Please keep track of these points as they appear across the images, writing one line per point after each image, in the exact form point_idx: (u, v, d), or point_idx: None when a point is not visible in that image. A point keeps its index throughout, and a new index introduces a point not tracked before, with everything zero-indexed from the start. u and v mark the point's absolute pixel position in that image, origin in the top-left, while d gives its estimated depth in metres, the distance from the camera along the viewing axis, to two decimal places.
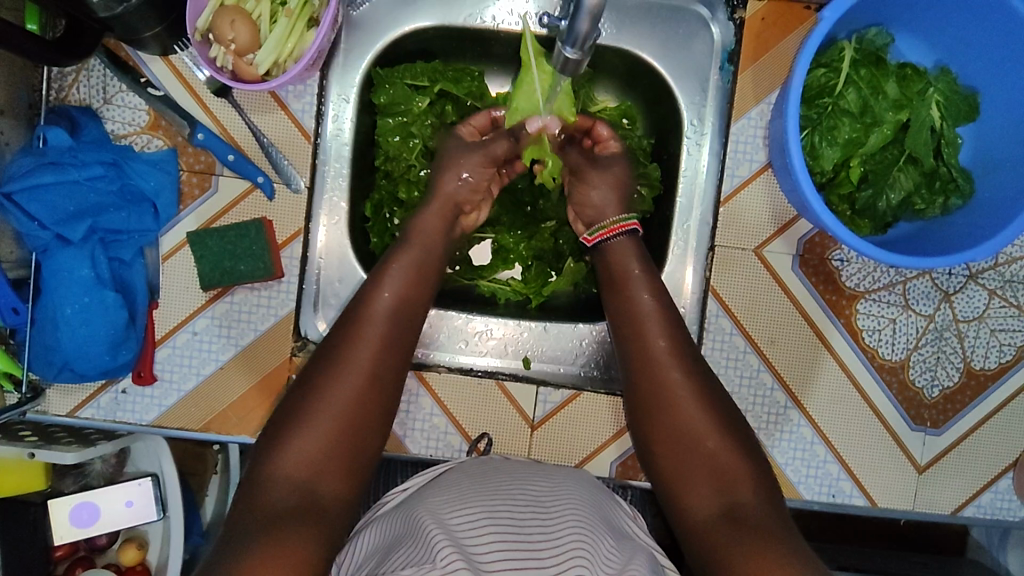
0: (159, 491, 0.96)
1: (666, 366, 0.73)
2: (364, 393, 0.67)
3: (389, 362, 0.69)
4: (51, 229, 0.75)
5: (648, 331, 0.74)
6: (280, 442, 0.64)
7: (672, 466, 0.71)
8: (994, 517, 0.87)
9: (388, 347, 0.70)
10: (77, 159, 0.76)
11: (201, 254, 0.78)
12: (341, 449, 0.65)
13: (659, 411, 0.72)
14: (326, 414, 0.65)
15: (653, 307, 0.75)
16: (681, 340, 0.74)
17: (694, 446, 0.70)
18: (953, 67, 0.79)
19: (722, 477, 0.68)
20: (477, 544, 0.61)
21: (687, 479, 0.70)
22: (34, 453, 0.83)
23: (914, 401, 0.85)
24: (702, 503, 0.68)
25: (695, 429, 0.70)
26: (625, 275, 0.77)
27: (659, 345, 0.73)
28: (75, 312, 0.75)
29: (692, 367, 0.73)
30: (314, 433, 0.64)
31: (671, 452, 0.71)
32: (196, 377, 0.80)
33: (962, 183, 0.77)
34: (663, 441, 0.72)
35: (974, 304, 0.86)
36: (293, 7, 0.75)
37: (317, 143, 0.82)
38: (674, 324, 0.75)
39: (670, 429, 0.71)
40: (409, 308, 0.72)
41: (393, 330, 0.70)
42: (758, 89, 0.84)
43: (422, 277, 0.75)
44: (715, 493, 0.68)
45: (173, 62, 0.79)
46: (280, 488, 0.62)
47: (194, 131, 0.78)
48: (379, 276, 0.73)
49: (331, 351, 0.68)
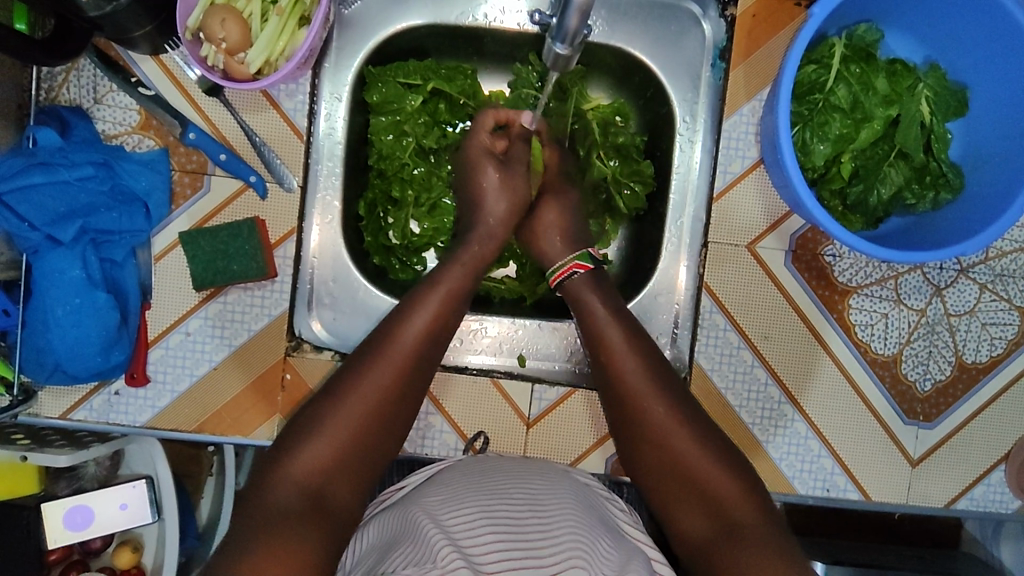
0: (153, 493, 0.96)
1: (644, 398, 0.71)
2: (387, 408, 0.67)
3: (414, 378, 0.69)
4: (42, 230, 0.75)
5: (622, 366, 0.73)
6: (295, 444, 0.64)
7: (671, 501, 0.70)
8: (988, 510, 0.87)
9: (415, 366, 0.69)
10: (67, 159, 0.76)
11: (193, 254, 0.78)
12: (357, 454, 0.65)
13: (649, 447, 0.71)
14: (347, 425, 0.65)
15: (623, 343, 0.74)
16: (659, 373, 0.73)
17: (687, 474, 0.69)
18: (942, 62, 0.80)
19: (713, 503, 0.67)
20: (474, 541, 0.61)
21: (677, 508, 0.70)
22: (27, 456, 0.86)
23: (907, 395, 0.86)
24: (697, 528, 0.68)
25: (685, 457, 0.69)
26: (595, 318, 0.76)
27: (635, 379, 0.72)
28: (67, 313, 0.75)
29: (671, 398, 0.72)
30: (331, 441, 0.64)
31: (668, 481, 0.70)
32: (189, 377, 0.80)
33: (952, 176, 0.78)
34: (652, 461, 0.71)
35: (965, 298, 0.86)
36: (284, 5, 0.74)
37: (310, 142, 0.82)
38: (645, 351, 0.74)
39: (670, 467, 0.70)
40: (438, 329, 0.71)
41: (422, 349, 0.69)
42: (749, 84, 0.83)
43: (457, 293, 0.73)
44: (710, 518, 0.67)
45: (163, 61, 0.79)
46: (290, 489, 0.62)
47: (186, 130, 0.78)
48: (416, 295, 0.72)
49: (358, 362, 0.68)
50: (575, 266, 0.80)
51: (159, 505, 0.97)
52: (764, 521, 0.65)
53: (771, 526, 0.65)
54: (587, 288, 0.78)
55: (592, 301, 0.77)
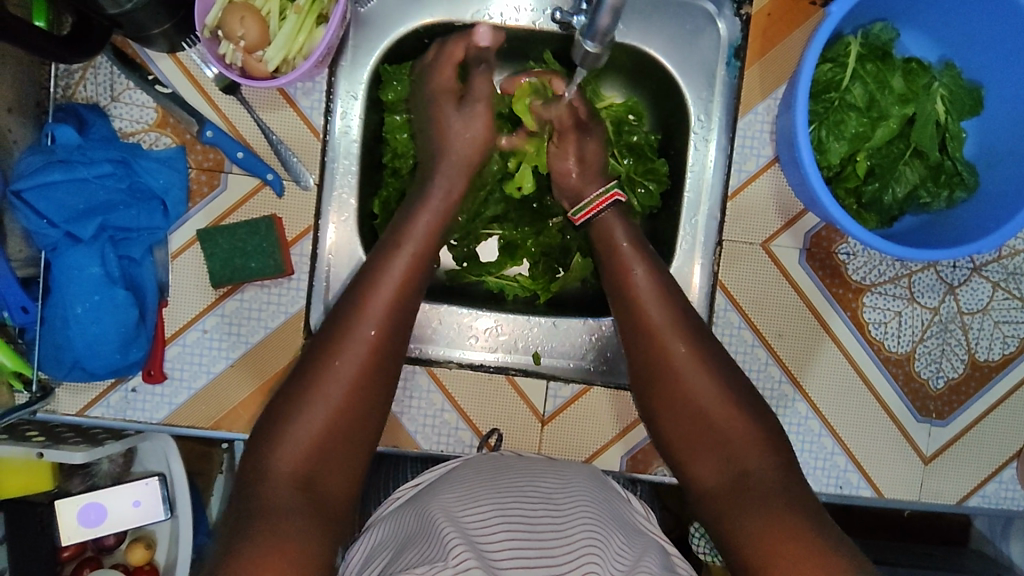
0: (166, 490, 0.96)
1: (667, 340, 0.71)
2: (358, 384, 0.66)
3: (385, 348, 0.68)
4: (61, 227, 0.75)
5: (645, 305, 0.73)
6: (272, 435, 0.63)
7: (681, 447, 0.69)
8: (1000, 507, 0.88)
9: (383, 334, 0.68)
10: (86, 157, 0.76)
11: (211, 251, 0.78)
12: (340, 434, 0.64)
13: (663, 390, 0.71)
14: (320, 407, 0.64)
15: (646, 282, 0.74)
16: (681, 312, 0.73)
17: (700, 418, 0.69)
18: (957, 61, 0.80)
19: (725, 451, 0.67)
20: (489, 540, 0.61)
21: (688, 456, 0.69)
22: (43, 454, 0.84)
23: (920, 393, 0.86)
24: (710, 476, 0.67)
25: (700, 400, 0.69)
26: (622, 254, 0.76)
27: (658, 313, 0.72)
28: (87, 310, 0.75)
29: (694, 337, 0.71)
30: (306, 424, 0.63)
31: (682, 425, 0.69)
32: (206, 374, 0.80)
33: (967, 176, 0.78)
34: (665, 406, 0.71)
35: (978, 296, 0.86)
36: (302, 3, 0.74)
37: (327, 141, 0.82)
38: (668, 291, 0.74)
39: (682, 412, 0.69)
40: (405, 292, 0.70)
41: (390, 315, 0.68)
42: (764, 83, 0.84)
43: (426, 255, 0.73)
44: (721, 465, 0.67)
45: (180, 58, 0.79)
46: (277, 481, 0.61)
47: (203, 128, 0.78)
48: (377, 262, 0.71)
49: (325, 341, 0.67)
50: (615, 195, 0.79)
51: (173, 503, 0.97)
52: (778, 466, 0.66)
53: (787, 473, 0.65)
54: (616, 223, 0.78)
55: (621, 233, 0.78)
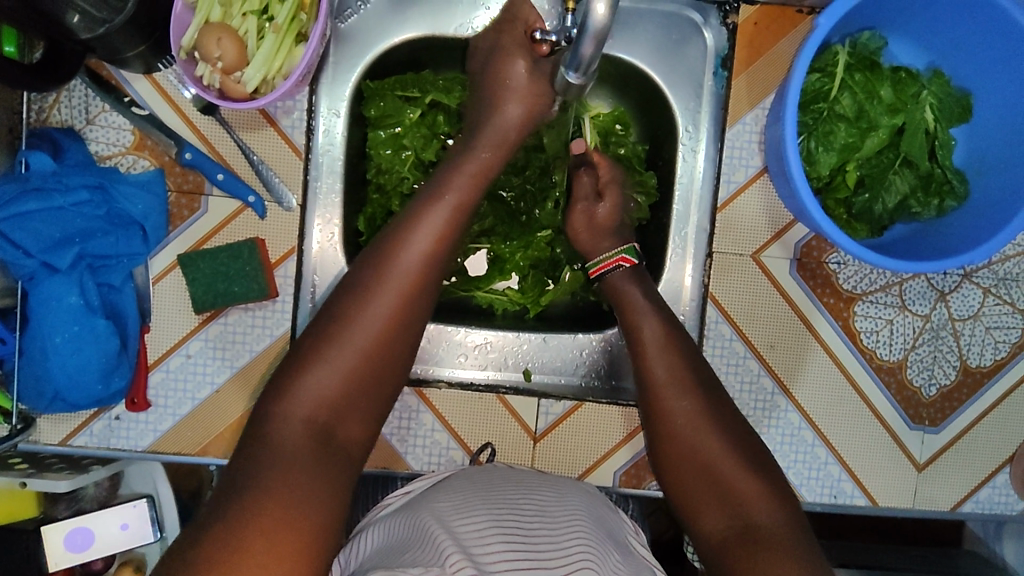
0: (154, 511, 0.95)
1: (670, 392, 0.70)
2: (390, 333, 0.64)
3: (417, 299, 0.65)
4: (37, 257, 0.73)
5: (651, 357, 0.72)
6: (294, 376, 0.61)
7: (690, 496, 0.68)
8: (993, 512, 0.87)
9: (414, 290, 0.65)
10: (61, 184, 0.74)
11: (193, 277, 0.77)
12: (365, 381, 0.63)
13: (670, 444, 0.70)
14: (348, 352, 0.62)
15: (656, 333, 0.74)
16: (688, 362, 0.72)
17: (706, 471, 0.67)
18: (945, 68, 0.79)
19: (732, 503, 0.66)
20: (483, 547, 0.60)
21: (697, 507, 0.68)
22: (27, 483, 0.84)
23: (912, 401, 0.86)
24: (716, 528, 0.66)
25: (706, 453, 0.68)
26: (633, 309, 0.76)
27: (661, 364, 0.72)
28: (66, 341, 0.74)
29: (700, 387, 0.71)
30: (334, 368, 0.62)
31: (691, 477, 0.68)
32: (191, 400, 0.78)
33: (957, 184, 0.78)
34: (677, 458, 0.69)
35: (969, 303, 0.86)
36: (280, 22, 0.72)
37: (309, 159, 0.80)
38: (676, 338, 0.73)
39: (688, 461, 0.68)
40: (437, 259, 0.66)
41: (423, 273, 0.65)
42: (751, 93, 0.83)
43: (457, 227, 0.68)
44: (727, 517, 0.65)
45: (157, 79, 0.77)
46: (295, 426, 0.60)
47: (182, 150, 0.77)
48: (406, 225, 0.67)
49: (359, 286, 0.64)
50: (620, 260, 0.79)
51: (161, 523, 0.96)
52: (783, 520, 0.64)
53: (790, 523, 0.64)
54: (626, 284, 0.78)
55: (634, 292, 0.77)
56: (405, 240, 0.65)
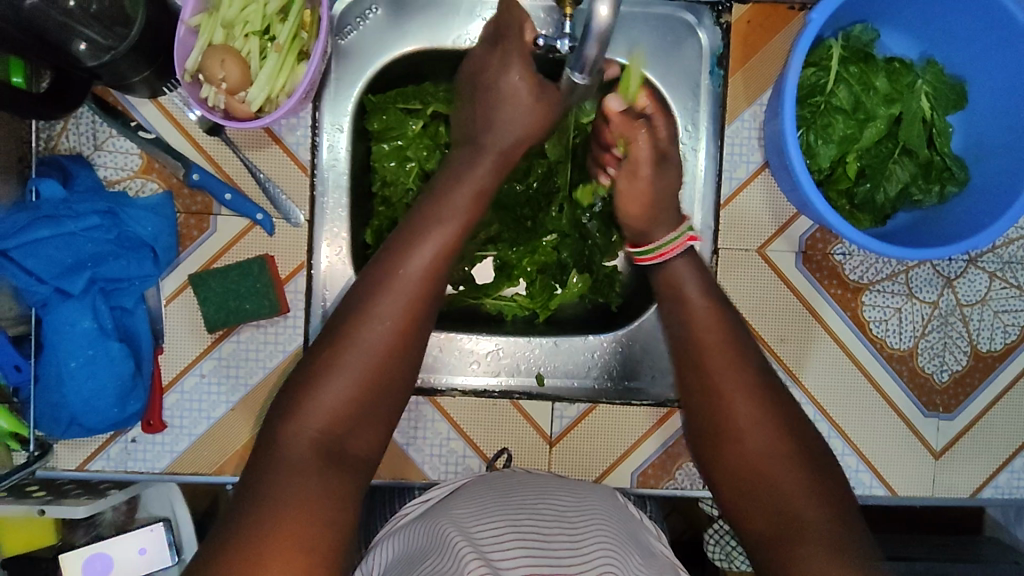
0: (171, 534, 0.95)
1: (720, 379, 0.66)
2: (395, 343, 0.62)
3: (423, 306, 0.64)
4: (50, 284, 0.74)
5: (704, 340, 0.68)
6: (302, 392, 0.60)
7: (738, 493, 0.65)
8: (1012, 496, 0.87)
9: (417, 296, 0.63)
10: (72, 211, 0.75)
11: (204, 296, 0.78)
12: (372, 394, 0.61)
13: (718, 435, 0.66)
14: (354, 365, 0.61)
15: (703, 313, 0.70)
16: (735, 345, 0.68)
17: (755, 464, 0.64)
18: (939, 57, 0.80)
19: (779, 500, 0.62)
20: (502, 552, 0.60)
21: (743, 504, 0.64)
22: (44, 510, 0.83)
23: (925, 388, 0.86)
24: (761, 524, 0.63)
25: (756, 446, 0.64)
26: (677, 289, 0.72)
27: (711, 346, 0.67)
28: (81, 365, 0.74)
29: (751, 373, 0.67)
30: (343, 382, 0.60)
31: (740, 470, 0.64)
32: (207, 420, 0.79)
33: (957, 170, 0.78)
34: (725, 450, 0.65)
35: (975, 287, 0.86)
36: (282, 41, 0.73)
37: (315, 175, 0.81)
38: (725, 320, 0.69)
39: (736, 454, 0.65)
40: (442, 266, 0.65)
41: (427, 282, 0.64)
42: (748, 91, 0.84)
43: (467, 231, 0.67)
44: (773, 513, 0.62)
45: (162, 103, 0.78)
46: (303, 445, 0.59)
47: (190, 172, 0.78)
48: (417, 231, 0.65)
49: (363, 295, 0.63)
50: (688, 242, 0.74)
51: (179, 547, 0.96)
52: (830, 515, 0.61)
53: (838, 519, 0.61)
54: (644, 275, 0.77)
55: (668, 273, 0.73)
56: (417, 244, 0.65)
